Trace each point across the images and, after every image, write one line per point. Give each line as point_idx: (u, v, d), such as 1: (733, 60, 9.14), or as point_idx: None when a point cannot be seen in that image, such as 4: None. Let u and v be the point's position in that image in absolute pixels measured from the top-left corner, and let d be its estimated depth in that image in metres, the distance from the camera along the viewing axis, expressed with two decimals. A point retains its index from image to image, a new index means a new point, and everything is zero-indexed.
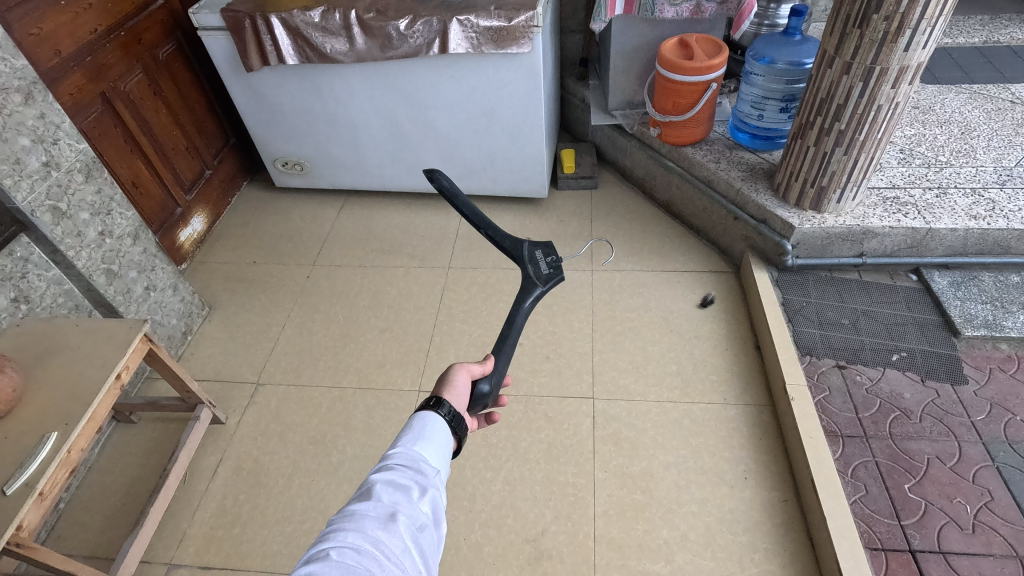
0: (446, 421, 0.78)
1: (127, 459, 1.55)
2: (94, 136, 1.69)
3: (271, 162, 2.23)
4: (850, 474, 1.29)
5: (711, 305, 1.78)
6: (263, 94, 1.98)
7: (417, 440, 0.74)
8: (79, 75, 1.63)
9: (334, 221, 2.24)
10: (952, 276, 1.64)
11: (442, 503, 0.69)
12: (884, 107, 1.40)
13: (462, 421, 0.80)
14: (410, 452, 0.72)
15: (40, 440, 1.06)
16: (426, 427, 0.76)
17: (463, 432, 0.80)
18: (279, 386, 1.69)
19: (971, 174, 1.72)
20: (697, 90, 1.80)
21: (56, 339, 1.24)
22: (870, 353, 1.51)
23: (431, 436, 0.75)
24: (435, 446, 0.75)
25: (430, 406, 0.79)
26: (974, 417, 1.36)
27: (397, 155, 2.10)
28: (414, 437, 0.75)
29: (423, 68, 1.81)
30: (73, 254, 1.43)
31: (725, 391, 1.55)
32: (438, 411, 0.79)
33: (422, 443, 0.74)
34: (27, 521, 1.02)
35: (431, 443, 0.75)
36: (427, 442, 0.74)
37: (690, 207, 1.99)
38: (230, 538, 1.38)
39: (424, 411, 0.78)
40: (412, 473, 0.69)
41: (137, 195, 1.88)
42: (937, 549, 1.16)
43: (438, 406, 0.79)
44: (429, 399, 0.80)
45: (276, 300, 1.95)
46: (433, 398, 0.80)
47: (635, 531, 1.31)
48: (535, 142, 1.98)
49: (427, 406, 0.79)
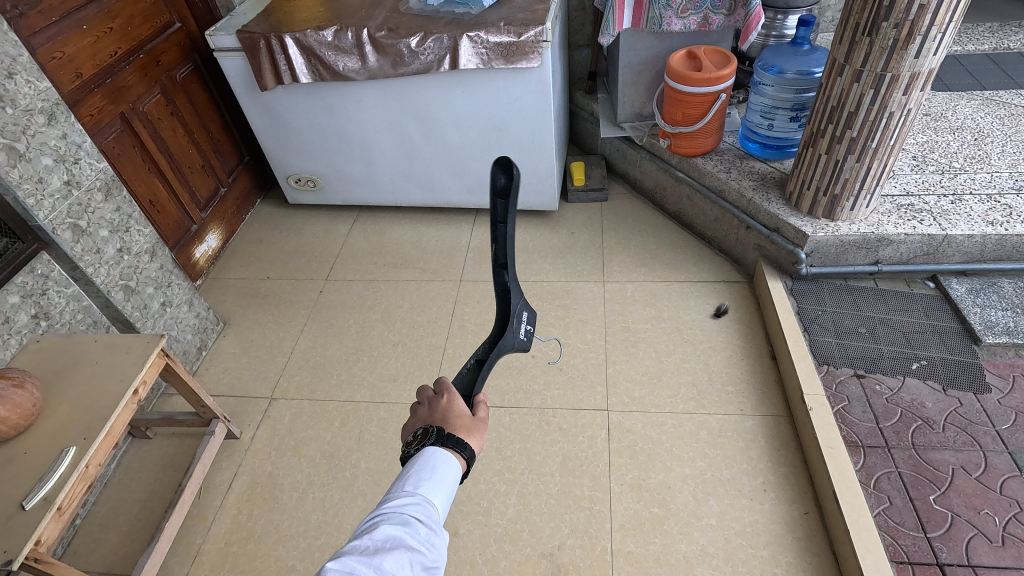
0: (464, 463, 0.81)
1: (142, 474, 1.55)
2: (113, 156, 1.73)
3: (284, 178, 2.26)
4: (872, 486, 1.26)
5: (725, 314, 1.76)
6: (277, 112, 2.01)
7: (429, 489, 0.76)
8: (99, 97, 1.67)
9: (346, 236, 2.26)
10: (970, 283, 1.62)
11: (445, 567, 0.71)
12: (896, 114, 1.40)
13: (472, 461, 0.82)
14: (421, 503, 0.75)
15: (60, 454, 1.07)
16: (435, 471, 0.78)
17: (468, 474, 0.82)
18: (293, 401, 1.69)
19: (986, 179, 1.70)
20: (706, 101, 1.80)
21: (77, 354, 1.26)
22: (889, 362, 1.49)
23: (441, 481, 0.78)
24: (445, 494, 0.78)
25: (454, 448, 0.81)
26: (999, 426, 1.33)
27: (409, 171, 2.13)
28: (427, 484, 0.77)
29: (434, 85, 1.84)
30: (92, 271, 1.45)
31: (742, 401, 1.53)
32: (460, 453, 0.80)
33: (434, 490, 0.77)
34: (46, 535, 1.03)
35: (442, 490, 0.77)
36: (440, 490, 0.77)
37: (702, 217, 1.99)
38: (245, 554, 1.37)
39: (438, 450, 0.80)
40: (424, 532, 0.71)
41: (154, 213, 1.91)
42: (966, 563, 1.13)
43: (461, 448, 0.81)
44: (452, 437, 0.81)
45: (289, 315, 1.96)
46: (458, 438, 0.82)
47: (654, 545, 1.29)
48: (545, 156, 1.99)
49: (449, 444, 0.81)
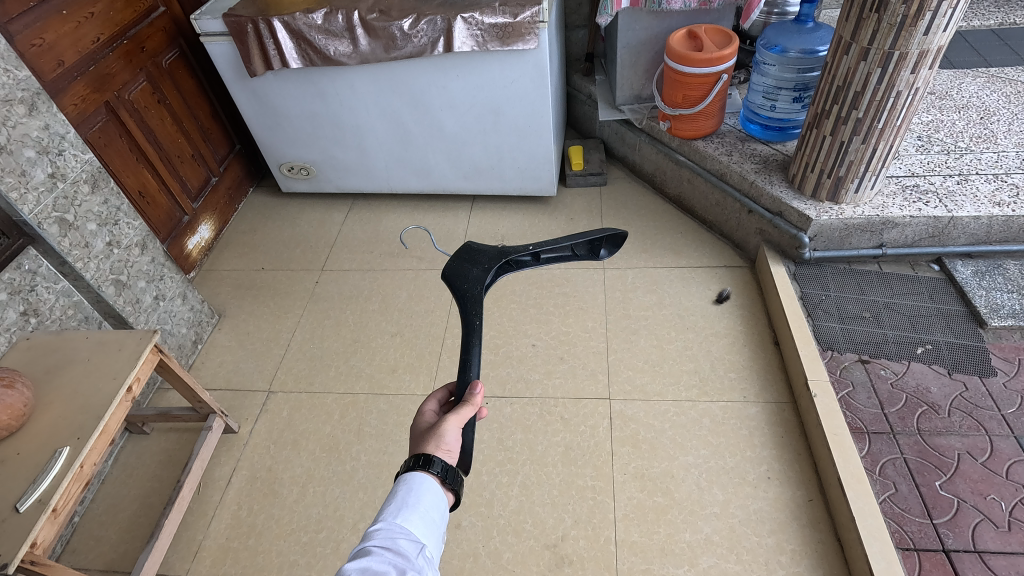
0: (439, 478, 0.76)
1: (140, 469, 1.54)
2: (99, 146, 1.68)
3: (277, 167, 2.22)
4: (877, 472, 1.25)
5: (727, 300, 1.74)
6: (268, 99, 1.96)
7: (399, 514, 0.73)
8: (83, 85, 1.62)
9: (341, 225, 2.22)
10: (975, 265, 1.60)
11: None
12: (904, 94, 1.36)
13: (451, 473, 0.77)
14: (390, 528, 0.71)
15: (53, 454, 1.05)
16: (410, 495, 0.74)
17: (456, 484, 0.77)
18: (291, 394, 1.67)
19: (992, 159, 1.67)
20: (707, 82, 1.76)
21: (68, 351, 1.23)
22: (894, 347, 1.47)
23: (417, 505, 0.74)
24: (421, 515, 0.74)
25: (421, 467, 0.76)
26: (1005, 410, 1.32)
27: (403, 157, 2.08)
28: (396, 510, 0.73)
29: (428, 68, 1.79)
30: (81, 266, 1.42)
31: (745, 388, 1.52)
32: (428, 470, 0.76)
33: (405, 515, 0.73)
34: (41, 537, 1.01)
35: (417, 514, 0.73)
36: (412, 513, 0.73)
37: (702, 202, 1.96)
38: (246, 550, 1.36)
39: (410, 474, 0.76)
40: (389, 556, 0.67)
41: (144, 204, 1.86)
42: (972, 548, 1.12)
43: (429, 464, 0.76)
44: (418, 459, 0.77)
45: (285, 307, 1.93)
46: (421, 456, 0.77)
47: (658, 534, 1.28)
48: (542, 140, 1.95)
49: (416, 466, 0.76)
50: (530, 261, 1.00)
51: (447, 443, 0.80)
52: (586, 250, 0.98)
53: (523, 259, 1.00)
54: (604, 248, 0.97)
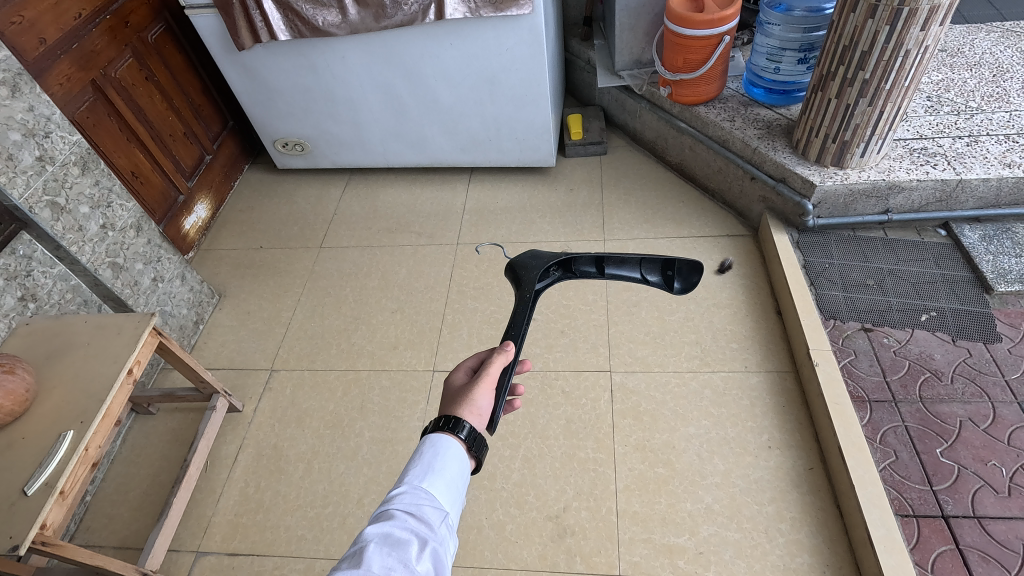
0: (464, 443, 0.77)
1: (149, 448, 1.56)
2: (87, 126, 1.66)
3: (271, 143, 2.18)
4: (878, 440, 1.25)
5: (729, 270, 1.72)
6: (257, 73, 1.91)
7: (423, 478, 0.72)
8: (67, 64, 1.58)
9: (339, 201, 2.19)
10: (983, 229, 1.56)
11: (443, 558, 0.65)
12: (913, 52, 1.31)
13: (481, 443, 0.79)
14: (414, 493, 0.70)
15: (58, 438, 1.06)
16: (436, 459, 0.74)
17: (481, 452, 0.79)
18: (293, 372, 1.68)
19: (1004, 119, 1.62)
20: (709, 44, 1.70)
21: (68, 336, 1.23)
22: (898, 314, 1.45)
23: (443, 471, 0.74)
24: (444, 481, 0.73)
25: (448, 431, 0.77)
26: (1009, 376, 1.31)
27: (399, 130, 2.04)
28: (421, 473, 0.73)
29: (420, 37, 1.73)
30: (76, 250, 1.41)
31: (747, 358, 1.51)
32: (456, 434, 0.77)
33: (429, 480, 0.72)
34: (51, 519, 1.03)
35: (441, 480, 0.73)
36: (436, 478, 0.73)
37: (704, 169, 1.92)
38: (255, 525, 1.39)
39: (438, 435, 0.76)
40: (412, 523, 0.66)
41: (137, 184, 1.84)
42: (971, 514, 1.13)
43: (457, 429, 0.77)
44: (446, 420, 0.78)
45: (285, 285, 1.93)
46: (451, 419, 0.78)
47: (659, 504, 1.29)
48: (540, 109, 1.91)
49: (444, 429, 0.77)
50: (593, 272, 1.06)
51: (478, 408, 0.82)
52: (657, 276, 1.04)
53: (587, 270, 1.07)
54: (679, 281, 1.03)
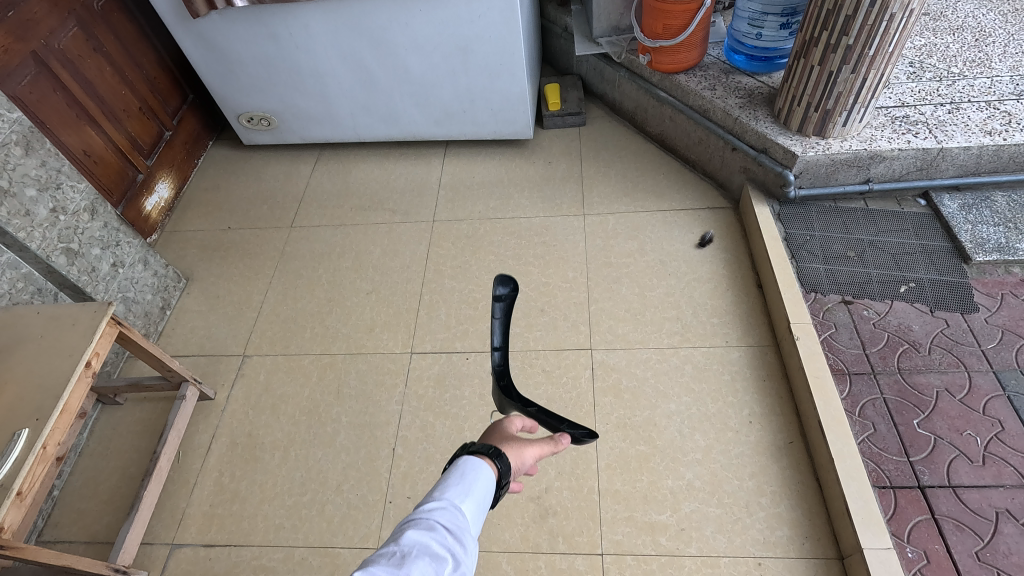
0: (499, 473, 0.75)
1: (117, 440, 1.51)
2: (30, 102, 1.55)
3: (235, 117, 2.07)
4: (857, 413, 1.25)
5: (710, 243, 1.70)
6: (215, 43, 1.80)
7: (459, 496, 0.70)
8: (3, 34, 1.47)
9: (309, 178, 2.11)
10: (962, 199, 1.55)
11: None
12: (897, 17, 1.27)
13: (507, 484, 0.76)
14: (449, 510, 0.68)
15: (12, 437, 1.01)
16: (468, 479, 0.72)
17: (503, 491, 0.76)
18: (267, 358, 1.63)
19: (986, 85, 1.59)
20: (689, 9, 1.64)
21: (19, 328, 1.16)
22: (878, 286, 1.45)
23: (475, 490, 0.71)
24: (476, 502, 0.71)
25: (487, 456, 0.76)
26: (985, 346, 1.31)
27: (369, 103, 1.95)
28: (458, 491, 0.71)
29: (388, 3, 1.64)
30: (25, 236, 1.33)
31: (728, 333, 1.50)
32: (494, 462, 0.75)
33: (465, 499, 0.70)
34: (9, 521, 0.99)
35: (472, 498, 0.71)
36: (471, 498, 0.70)
37: (685, 140, 1.87)
38: (231, 516, 1.36)
39: (477, 460, 0.74)
40: (448, 539, 0.65)
41: (90, 164, 1.74)
42: (947, 484, 1.14)
43: (495, 458, 0.75)
44: (489, 447, 0.77)
45: (255, 268, 1.86)
46: (492, 447, 0.77)
47: (640, 483, 1.29)
48: (516, 79, 1.83)
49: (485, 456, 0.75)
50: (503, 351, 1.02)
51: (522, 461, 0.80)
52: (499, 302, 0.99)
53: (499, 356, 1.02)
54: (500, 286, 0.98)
